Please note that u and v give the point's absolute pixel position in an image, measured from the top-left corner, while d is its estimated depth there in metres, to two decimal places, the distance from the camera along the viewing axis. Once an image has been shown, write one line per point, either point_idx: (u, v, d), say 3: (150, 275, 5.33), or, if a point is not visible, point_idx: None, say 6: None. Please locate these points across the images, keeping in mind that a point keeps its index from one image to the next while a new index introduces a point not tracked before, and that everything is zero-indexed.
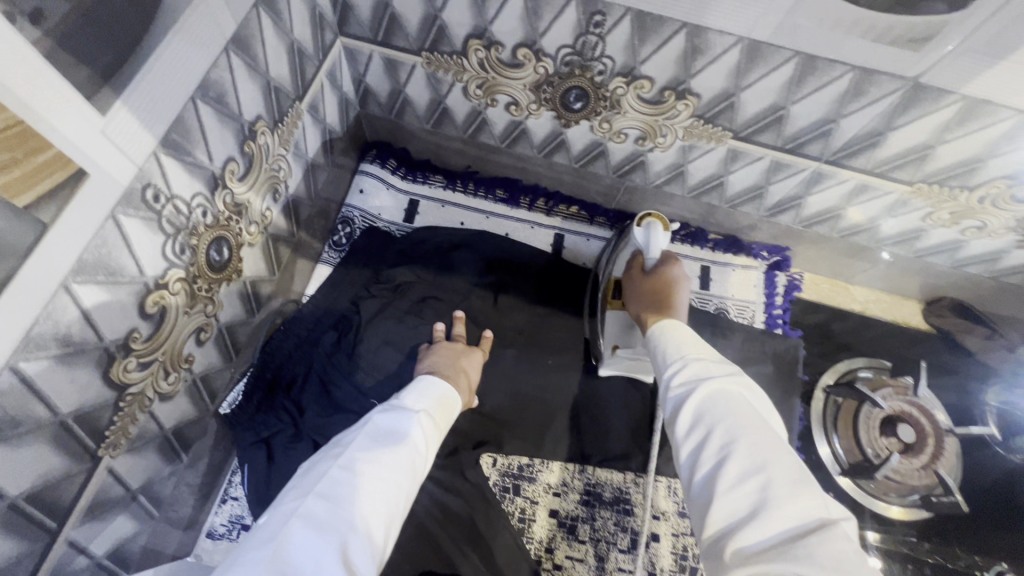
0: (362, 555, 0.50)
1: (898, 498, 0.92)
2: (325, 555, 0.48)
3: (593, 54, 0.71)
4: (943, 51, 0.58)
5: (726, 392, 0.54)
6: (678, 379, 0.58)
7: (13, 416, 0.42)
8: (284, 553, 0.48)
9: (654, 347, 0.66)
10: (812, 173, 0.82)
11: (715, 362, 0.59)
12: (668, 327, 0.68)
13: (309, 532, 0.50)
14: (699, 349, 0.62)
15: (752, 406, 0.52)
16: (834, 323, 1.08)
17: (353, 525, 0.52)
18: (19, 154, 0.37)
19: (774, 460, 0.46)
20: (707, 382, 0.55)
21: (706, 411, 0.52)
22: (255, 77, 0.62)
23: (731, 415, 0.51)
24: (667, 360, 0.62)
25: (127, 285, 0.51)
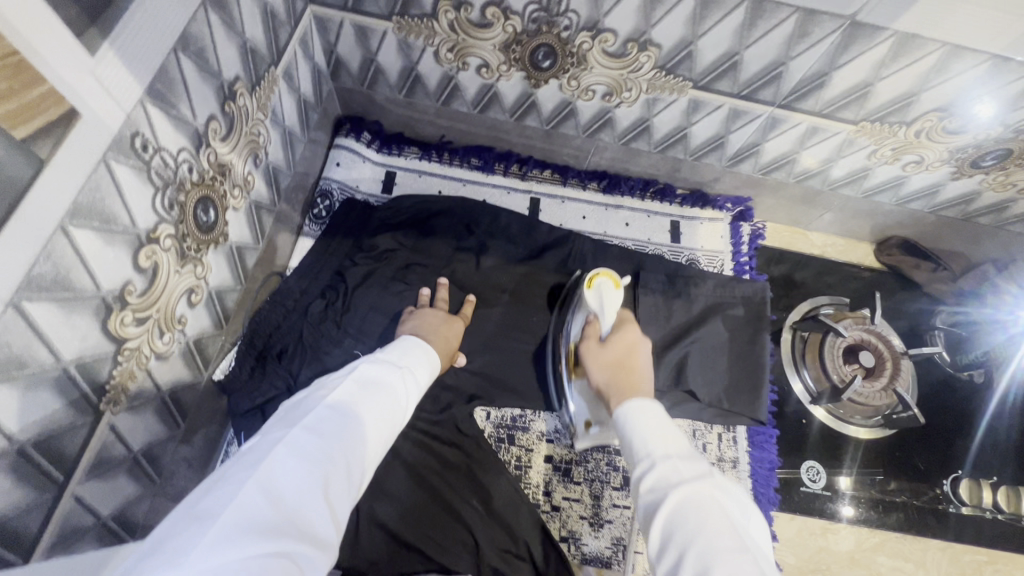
0: (336, 491, 0.52)
1: (863, 420, 1.01)
2: (308, 486, 0.50)
3: (559, 9, 0.75)
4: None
5: (697, 503, 0.53)
6: (647, 484, 0.58)
7: (19, 356, 0.43)
8: (270, 474, 0.49)
9: (621, 428, 0.66)
10: (768, 119, 0.89)
11: (685, 461, 0.58)
12: (635, 407, 0.66)
13: (296, 459, 0.51)
14: (668, 441, 0.61)
15: (726, 523, 0.52)
16: (795, 267, 1.15)
17: (336, 459, 0.54)
18: (12, 84, 0.37)
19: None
20: (677, 495, 0.54)
21: (678, 528, 0.52)
22: (232, 35, 0.63)
23: (703, 540, 0.50)
24: (636, 454, 0.62)
25: (120, 234, 0.51)
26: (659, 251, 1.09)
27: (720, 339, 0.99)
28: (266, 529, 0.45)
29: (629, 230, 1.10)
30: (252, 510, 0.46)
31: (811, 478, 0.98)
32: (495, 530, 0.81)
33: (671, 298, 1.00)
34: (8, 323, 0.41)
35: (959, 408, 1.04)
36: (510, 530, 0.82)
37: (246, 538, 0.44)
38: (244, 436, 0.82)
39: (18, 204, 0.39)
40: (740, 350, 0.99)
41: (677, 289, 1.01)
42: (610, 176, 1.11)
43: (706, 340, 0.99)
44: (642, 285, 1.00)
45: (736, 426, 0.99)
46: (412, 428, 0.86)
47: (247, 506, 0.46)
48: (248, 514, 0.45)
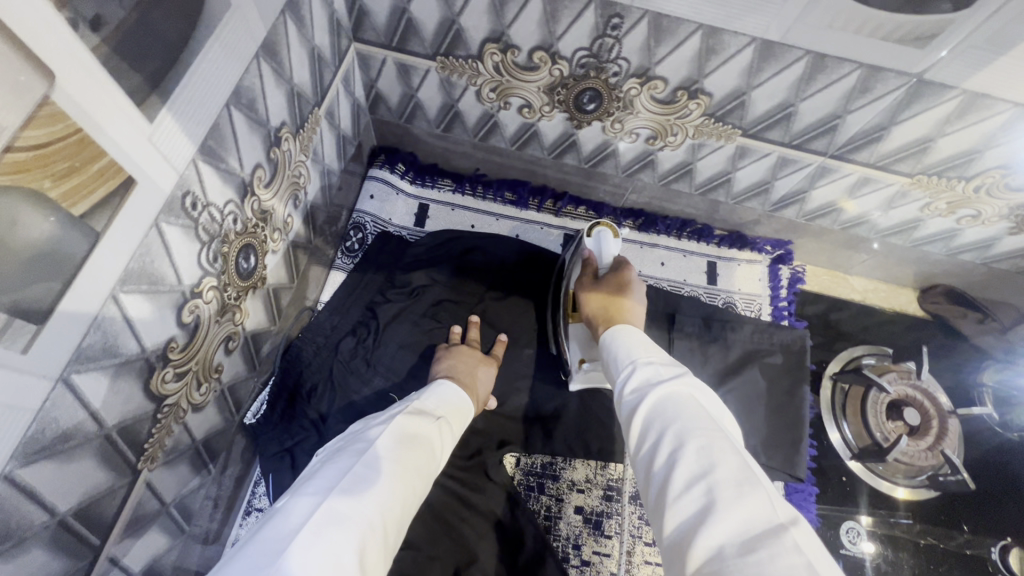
0: (371, 563, 0.48)
1: (905, 481, 0.96)
2: (345, 555, 0.46)
3: (609, 56, 0.73)
4: (937, 56, 0.63)
5: (674, 395, 0.53)
6: (629, 387, 0.58)
7: (65, 429, 0.42)
8: (309, 541, 0.45)
9: (608, 351, 0.66)
10: (817, 168, 0.86)
11: (664, 364, 0.59)
12: (620, 331, 0.67)
13: (332, 525, 0.47)
14: (650, 352, 0.61)
15: (702, 409, 0.51)
16: (835, 313, 1.11)
17: (370, 529, 0.50)
18: (75, 162, 0.36)
19: (721, 462, 0.45)
20: (654, 389, 0.55)
21: (657, 416, 0.52)
22: (281, 82, 0.62)
23: (679, 420, 0.50)
24: (619, 366, 0.62)
25: (166, 294, 0.50)
26: (694, 293, 1.07)
27: (757, 390, 0.96)
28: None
29: (664, 270, 1.08)
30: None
31: (850, 540, 0.93)
32: None
33: (707, 345, 0.98)
34: (56, 399, 0.40)
35: (1008, 468, 0.99)
36: None
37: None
38: (272, 477, 0.80)
39: (71, 281, 0.38)
40: (779, 402, 0.95)
41: (714, 335, 0.98)
42: (646, 214, 1.09)
43: (743, 390, 0.96)
44: (678, 329, 0.98)
45: (774, 481, 0.95)
46: (441, 475, 0.84)
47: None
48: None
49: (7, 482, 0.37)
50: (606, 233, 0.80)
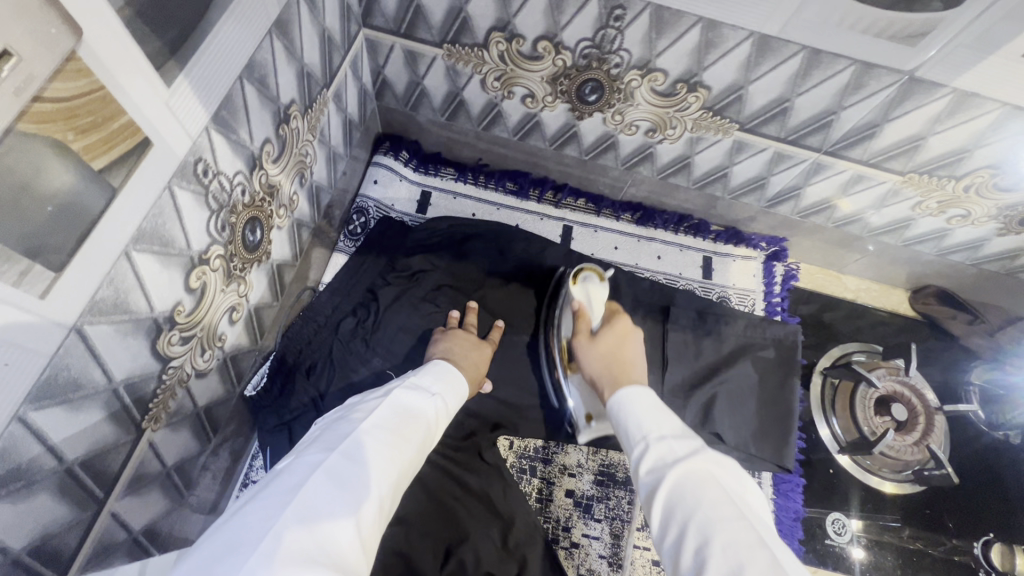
0: (369, 521, 0.50)
1: (891, 476, 0.98)
2: (342, 513, 0.48)
3: (611, 47, 0.75)
4: (927, 55, 0.65)
5: (693, 476, 0.56)
6: (645, 467, 0.60)
7: (77, 379, 0.43)
8: (308, 499, 0.47)
9: (615, 415, 0.68)
10: (812, 164, 0.88)
11: (678, 438, 0.62)
12: (628, 394, 0.68)
13: (330, 485, 0.49)
14: (661, 422, 0.64)
15: (721, 492, 0.54)
16: (828, 311, 1.13)
17: (368, 491, 0.51)
18: (96, 117, 0.38)
19: (747, 558, 0.47)
20: (671, 471, 0.57)
21: (677, 504, 0.54)
22: (292, 60, 0.64)
23: (700, 511, 0.52)
24: (631, 437, 0.64)
25: (176, 257, 0.52)
26: (690, 286, 1.09)
27: (748, 382, 0.98)
28: (300, 554, 0.43)
29: (660, 263, 1.10)
30: (288, 536, 0.44)
31: (836, 531, 0.95)
32: (513, 566, 0.79)
33: (699, 337, 0.99)
34: (70, 348, 0.42)
35: (992, 466, 1.01)
36: (528, 567, 0.80)
37: (284, 564, 0.42)
38: (270, 451, 0.82)
39: (88, 233, 0.40)
40: (770, 394, 0.97)
41: (707, 327, 1.00)
42: (645, 208, 1.11)
43: (734, 381, 0.97)
44: (672, 320, 0.99)
45: (762, 472, 0.97)
46: (436, 453, 0.85)
47: (283, 531, 0.44)
48: (286, 539, 0.44)
49: (21, 422, 0.39)
50: (592, 278, 0.84)
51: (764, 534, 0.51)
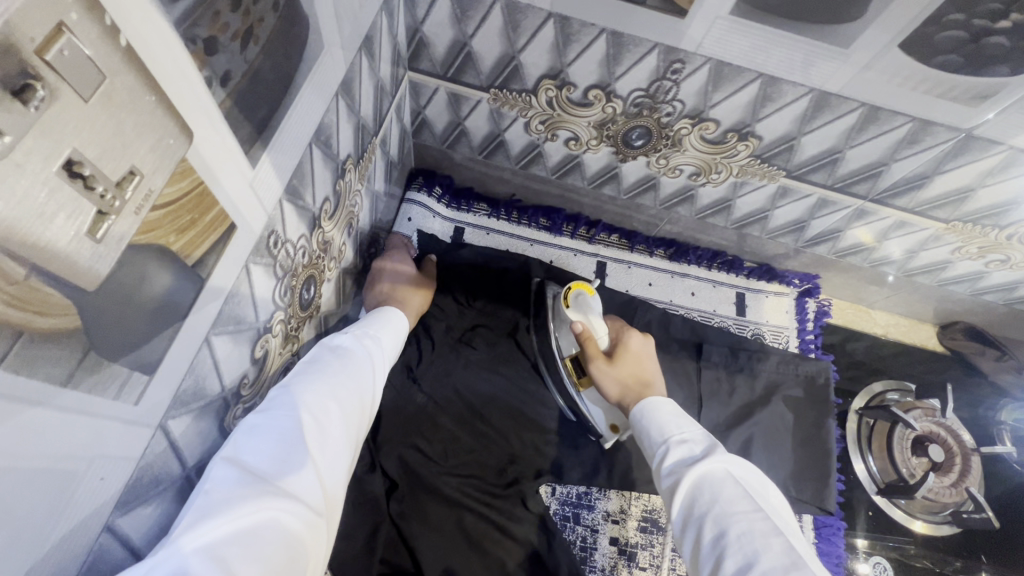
0: (317, 445, 0.50)
1: (922, 513, 1.00)
2: (285, 452, 0.47)
3: (665, 97, 0.74)
4: (985, 116, 0.66)
5: (714, 474, 0.57)
6: (665, 467, 0.61)
7: (155, 476, 0.41)
8: (236, 452, 0.46)
9: (637, 423, 0.69)
10: (856, 210, 0.88)
11: (697, 439, 0.63)
12: (648, 405, 0.68)
13: (257, 435, 0.48)
14: (682, 428, 0.64)
15: (740, 487, 0.55)
16: (861, 348, 1.13)
17: (307, 425, 0.50)
18: (196, 213, 0.36)
19: (763, 550, 0.49)
20: (690, 468, 0.58)
21: (696, 500, 0.56)
22: (351, 115, 0.62)
23: (719, 504, 0.54)
24: (651, 440, 0.65)
25: (246, 332, 0.50)
26: (724, 323, 1.08)
27: (785, 422, 0.97)
28: (242, 494, 0.43)
29: (694, 300, 1.09)
30: (224, 485, 0.43)
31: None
32: None
33: (733, 375, 0.99)
34: (154, 445, 0.40)
35: None
36: None
37: (228, 509, 0.42)
38: None
39: (179, 329, 0.38)
40: (808, 435, 0.97)
41: (740, 365, 0.99)
42: (678, 244, 1.11)
43: (771, 423, 0.96)
44: (705, 358, 0.99)
45: (802, 515, 0.96)
46: (481, 504, 0.82)
47: (216, 483, 0.43)
48: (221, 489, 0.43)
49: (109, 530, 0.37)
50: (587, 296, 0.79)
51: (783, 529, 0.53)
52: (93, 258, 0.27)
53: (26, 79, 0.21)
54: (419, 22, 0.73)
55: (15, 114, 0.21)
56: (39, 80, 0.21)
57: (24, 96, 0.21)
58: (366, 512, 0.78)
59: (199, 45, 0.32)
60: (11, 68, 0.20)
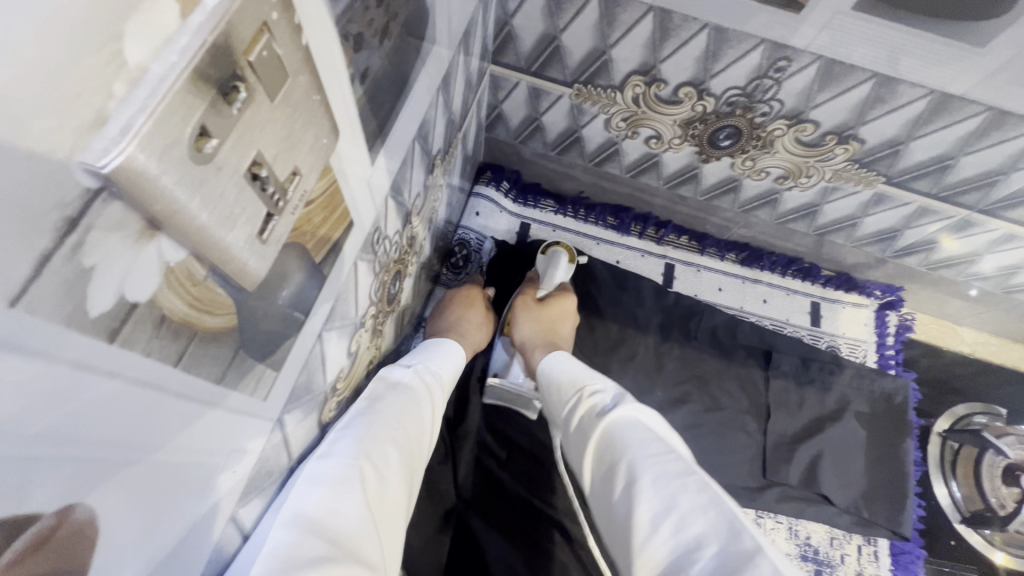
0: (375, 497, 0.49)
1: (1005, 545, 0.94)
2: (349, 506, 0.46)
3: (762, 97, 0.71)
4: None
5: (624, 420, 0.56)
6: (581, 418, 0.60)
7: (270, 467, 0.42)
8: (301, 505, 0.44)
9: (551, 377, 0.68)
10: (959, 220, 0.82)
11: (604, 385, 0.62)
12: (556, 357, 0.70)
13: (317, 486, 0.46)
14: (593, 377, 0.64)
15: (648, 431, 0.55)
16: (946, 366, 1.06)
17: (368, 475, 0.49)
18: (327, 212, 0.36)
19: (677, 492, 0.49)
20: (602, 417, 0.58)
21: (610, 450, 0.55)
22: (445, 110, 0.62)
23: (630, 450, 0.53)
24: (564, 393, 0.64)
25: (348, 326, 0.50)
26: (797, 333, 1.03)
27: (857, 441, 0.91)
28: (310, 554, 0.40)
29: (766, 307, 1.05)
30: (289, 542, 0.41)
31: None
32: None
33: (806, 388, 0.94)
34: (271, 438, 0.40)
35: None
36: None
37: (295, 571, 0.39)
38: None
39: (302, 324, 0.38)
40: (887, 453, 0.91)
41: (813, 377, 0.94)
42: (751, 249, 1.06)
43: (843, 440, 0.91)
44: (774, 367, 0.95)
45: (877, 538, 0.92)
46: (545, 504, 0.80)
47: (281, 539, 0.41)
48: (282, 550, 0.40)
49: (232, 520, 0.38)
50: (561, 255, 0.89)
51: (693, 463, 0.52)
52: (259, 261, 0.27)
53: (233, 81, 0.20)
54: (510, 15, 0.71)
55: (223, 117, 0.21)
56: (243, 81, 0.21)
57: (229, 98, 0.21)
58: (437, 504, 0.78)
59: (350, 42, 0.31)
60: (225, 71, 0.20)
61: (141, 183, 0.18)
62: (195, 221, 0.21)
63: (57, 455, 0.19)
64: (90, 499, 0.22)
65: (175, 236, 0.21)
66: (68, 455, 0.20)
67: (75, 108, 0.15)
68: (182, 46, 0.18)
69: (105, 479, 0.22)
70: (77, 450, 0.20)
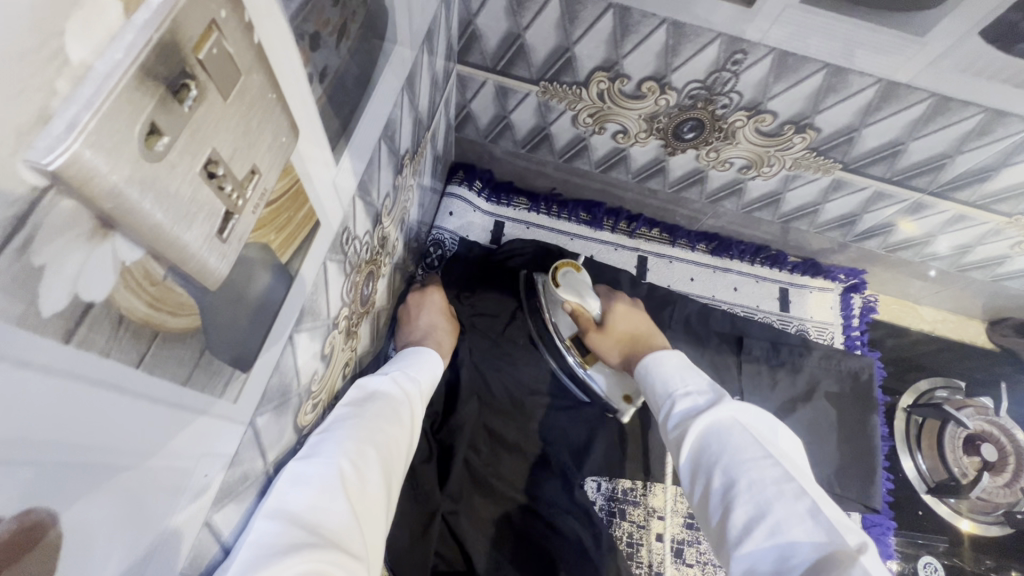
0: (355, 496, 0.50)
1: (970, 513, 0.98)
2: (329, 505, 0.47)
3: (721, 89, 0.73)
4: None
5: (720, 424, 0.55)
6: (671, 420, 0.60)
7: (243, 472, 0.42)
8: (281, 503, 0.45)
9: (644, 381, 0.68)
10: (912, 203, 0.86)
11: (702, 388, 0.61)
12: (653, 359, 0.67)
13: (299, 485, 0.47)
14: (686, 380, 0.63)
15: (750, 432, 0.53)
16: (908, 344, 1.10)
17: (348, 473, 0.50)
18: (291, 212, 0.36)
19: (774, 498, 0.47)
20: (694, 419, 0.56)
21: (704, 451, 0.54)
22: (411, 110, 0.62)
23: (726, 453, 0.52)
24: (657, 396, 0.64)
25: (320, 328, 0.50)
26: (767, 319, 1.06)
27: (829, 420, 0.94)
28: (289, 548, 0.42)
29: (737, 295, 1.08)
30: (270, 538, 0.42)
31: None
32: None
33: (778, 371, 0.96)
34: (244, 442, 0.40)
35: None
36: None
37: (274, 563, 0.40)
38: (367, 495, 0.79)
39: (271, 326, 0.38)
40: (858, 430, 0.94)
41: (783, 360, 0.97)
42: (720, 238, 1.09)
43: (814, 420, 0.94)
44: (746, 352, 0.97)
45: (850, 513, 0.95)
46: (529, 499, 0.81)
47: (261, 535, 0.42)
48: (265, 544, 0.41)
49: (207, 526, 0.37)
50: (571, 270, 0.83)
51: (801, 471, 0.50)
52: (219, 260, 0.27)
53: (182, 79, 0.21)
54: (473, 14, 0.72)
55: (173, 115, 0.21)
56: (193, 79, 0.21)
57: (179, 96, 0.21)
58: (418, 503, 0.77)
59: (306, 41, 0.31)
60: (172, 69, 0.20)
61: (90, 181, 0.18)
62: (151, 220, 0.21)
63: (18, 456, 0.19)
64: (55, 505, 0.21)
65: (130, 235, 0.21)
66: (29, 458, 0.19)
67: (18, 104, 0.15)
68: (127, 44, 0.18)
69: (70, 483, 0.22)
70: (40, 452, 0.20)
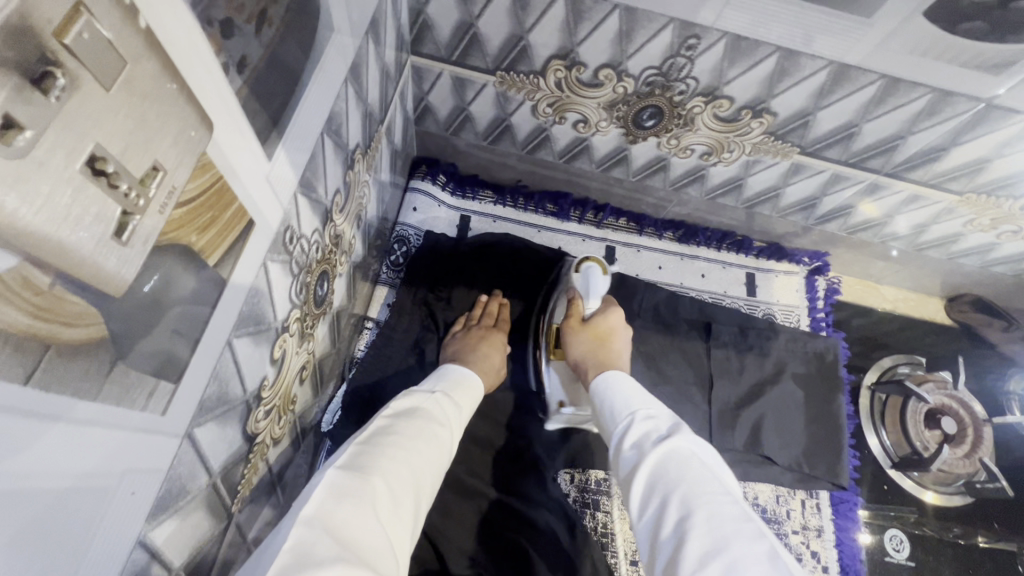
0: (389, 515, 0.46)
1: (933, 485, 1.01)
2: (365, 520, 0.43)
3: (678, 75, 0.72)
4: (996, 93, 0.66)
5: (679, 454, 0.52)
6: (630, 442, 0.56)
7: (183, 486, 0.39)
8: (314, 510, 0.42)
9: (603, 401, 0.65)
10: (869, 185, 0.87)
11: (663, 416, 0.59)
12: (611, 377, 0.67)
13: (336, 498, 0.44)
14: (649, 404, 0.60)
15: (705, 468, 0.51)
16: (871, 324, 1.13)
17: (382, 491, 0.47)
18: (216, 210, 0.34)
19: (731, 534, 0.44)
20: (656, 445, 0.54)
21: (659, 479, 0.51)
22: (359, 102, 0.60)
23: (685, 483, 0.49)
24: (617, 418, 0.61)
25: (266, 332, 0.48)
26: (735, 304, 1.07)
27: (796, 401, 0.96)
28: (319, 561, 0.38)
29: (704, 282, 1.08)
30: (300, 549, 0.38)
31: (895, 547, 0.96)
32: None
33: (746, 354, 0.97)
34: (181, 455, 0.38)
35: None
36: None
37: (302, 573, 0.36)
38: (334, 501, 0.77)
39: (201, 331, 0.36)
40: (823, 410, 0.96)
41: (750, 344, 0.98)
42: (687, 226, 1.09)
43: (782, 401, 0.95)
44: (715, 337, 0.97)
45: (819, 491, 0.97)
46: (502, 494, 0.81)
47: (291, 545, 0.39)
48: (296, 553, 0.38)
49: (142, 545, 0.35)
50: (594, 266, 0.81)
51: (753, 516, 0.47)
52: (120, 263, 0.25)
53: (45, 67, 0.19)
54: (423, 3, 0.70)
55: (38, 106, 0.19)
56: (60, 67, 0.20)
57: (44, 86, 0.19)
58: None
59: (215, 27, 0.29)
60: (30, 55, 0.18)
61: None
62: (22, 222, 0.20)
63: None
64: None
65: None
66: None
67: None
68: None
69: None
70: None
